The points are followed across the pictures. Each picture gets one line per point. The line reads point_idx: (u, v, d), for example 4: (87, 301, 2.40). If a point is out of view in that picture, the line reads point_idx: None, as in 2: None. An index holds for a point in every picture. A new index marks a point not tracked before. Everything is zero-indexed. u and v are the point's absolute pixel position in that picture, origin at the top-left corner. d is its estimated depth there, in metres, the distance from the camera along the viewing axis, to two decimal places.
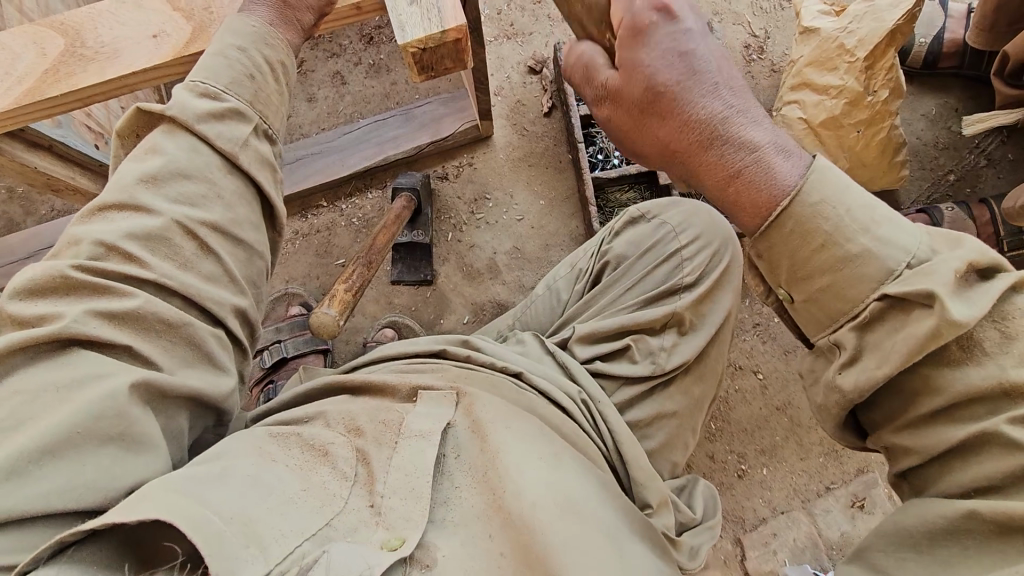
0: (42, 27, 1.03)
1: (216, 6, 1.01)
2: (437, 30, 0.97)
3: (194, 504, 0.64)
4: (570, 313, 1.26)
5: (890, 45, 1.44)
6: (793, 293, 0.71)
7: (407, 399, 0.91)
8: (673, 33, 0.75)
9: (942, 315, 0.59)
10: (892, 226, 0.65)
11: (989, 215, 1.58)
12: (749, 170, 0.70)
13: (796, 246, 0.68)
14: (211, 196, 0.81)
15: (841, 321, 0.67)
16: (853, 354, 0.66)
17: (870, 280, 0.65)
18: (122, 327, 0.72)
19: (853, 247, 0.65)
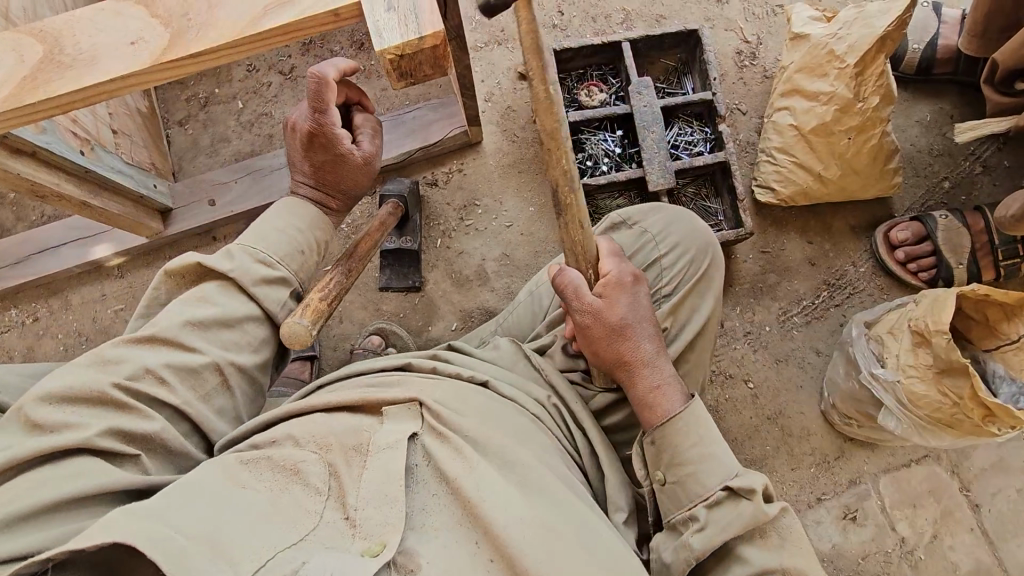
0: (21, 35, 1.03)
1: (193, 14, 1.01)
2: (414, 37, 0.97)
3: (162, 525, 0.66)
4: (552, 322, 1.25)
5: (879, 51, 1.42)
6: (665, 475, 0.92)
7: (373, 414, 0.87)
8: (637, 298, 1.00)
9: (756, 508, 0.84)
10: (719, 443, 0.91)
11: (983, 223, 1.56)
12: (660, 390, 0.95)
13: (668, 446, 0.92)
14: (242, 342, 0.98)
15: (697, 503, 0.88)
16: (700, 523, 0.86)
17: (711, 478, 0.89)
18: (135, 445, 0.86)
19: (697, 451, 0.91)
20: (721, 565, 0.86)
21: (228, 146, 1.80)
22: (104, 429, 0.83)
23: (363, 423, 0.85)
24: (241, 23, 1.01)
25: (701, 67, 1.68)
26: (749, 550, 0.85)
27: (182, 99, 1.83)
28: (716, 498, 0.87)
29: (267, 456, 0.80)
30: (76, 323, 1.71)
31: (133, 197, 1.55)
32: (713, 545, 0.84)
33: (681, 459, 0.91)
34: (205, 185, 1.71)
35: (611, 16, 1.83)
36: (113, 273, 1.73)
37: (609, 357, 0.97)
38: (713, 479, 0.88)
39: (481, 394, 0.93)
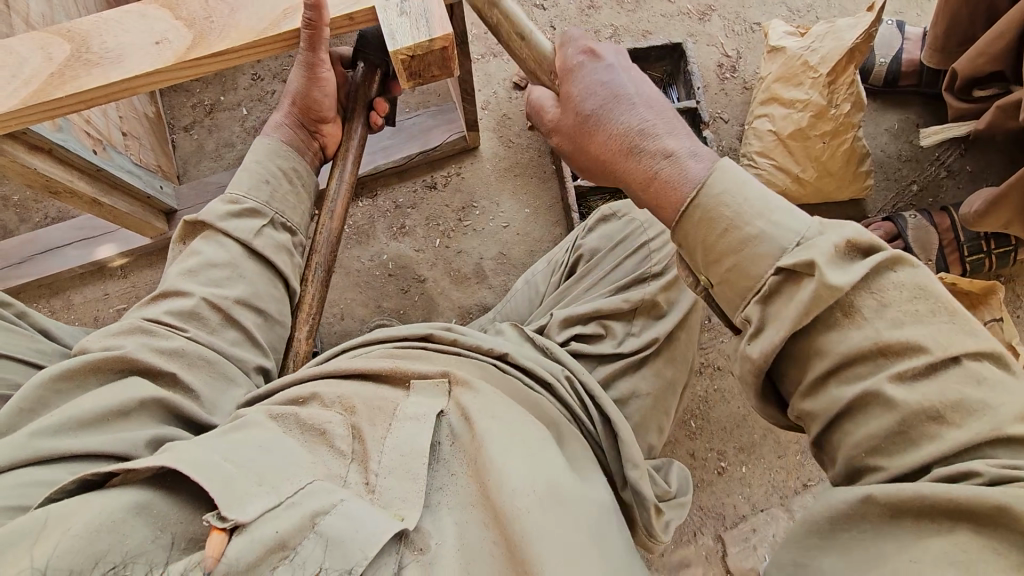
0: (49, 34, 1.08)
1: (216, 16, 1.08)
2: (425, 38, 1.04)
3: (208, 454, 0.74)
4: (548, 302, 1.30)
5: (849, 62, 1.53)
6: (710, 277, 0.71)
7: (401, 385, 0.93)
8: (598, 68, 0.83)
9: (822, 279, 0.62)
10: (783, 210, 0.67)
11: (949, 221, 1.67)
12: (662, 175, 0.74)
13: (706, 233, 0.70)
14: (234, 277, 1.01)
15: (750, 297, 0.67)
16: (758, 327, 0.67)
17: (766, 256, 0.66)
18: (171, 359, 0.91)
19: (750, 228, 0.67)
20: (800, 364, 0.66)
21: (232, 151, 1.86)
22: (137, 343, 0.90)
23: (388, 394, 0.91)
24: (261, 26, 1.08)
25: (685, 78, 1.79)
26: (831, 338, 0.63)
27: (187, 106, 1.88)
28: (770, 285, 0.65)
29: (295, 411, 0.87)
30: (78, 322, 1.73)
31: (141, 197, 1.59)
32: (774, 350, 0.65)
33: (715, 249, 0.69)
34: (205, 188, 1.75)
35: (601, 31, 1.94)
36: (116, 273, 1.76)
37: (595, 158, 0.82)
38: (787, 238, 0.66)
39: (496, 370, 0.98)
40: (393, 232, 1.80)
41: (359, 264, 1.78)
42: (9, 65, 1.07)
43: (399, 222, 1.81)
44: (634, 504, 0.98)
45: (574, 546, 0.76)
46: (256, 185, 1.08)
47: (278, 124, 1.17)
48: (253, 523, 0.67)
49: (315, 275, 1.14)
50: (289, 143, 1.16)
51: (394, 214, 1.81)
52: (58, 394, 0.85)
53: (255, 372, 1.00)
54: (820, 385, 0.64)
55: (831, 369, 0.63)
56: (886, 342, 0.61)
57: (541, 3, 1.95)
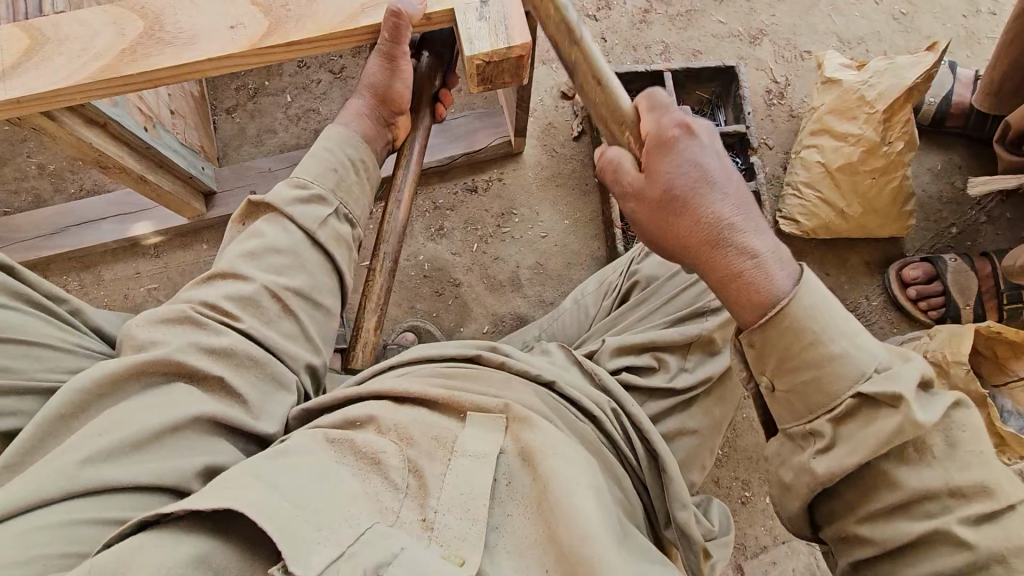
0: (123, 9, 1.07)
1: (293, 5, 1.07)
2: (503, 45, 1.04)
3: (264, 491, 0.71)
4: (598, 327, 1.30)
5: (907, 101, 1.53)
6: (774, 382, 0.73)
7: (455, 415, 0.89)
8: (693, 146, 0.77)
9: (909, 415, 0.65)
10: (855, 342, 0.70)
11: (989, 268, 1.68)
12: (746, 275, 0.72)
13: (778, 341, 0.70)
14: (296, 266, 0.99)
15: (820, 415, 0.70)
16: (828, 442, 0.70)
17: (845, 377, 0.69)
18: (219, 359, 0.88)
19: (832, 347, 0.69)
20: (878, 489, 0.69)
21: (274, 138, 1.84)
22: (181, 341, 0.87)
23: (443, 421, 0.88)
24: (338, 18, 1.06)
25: (735, 102, 1.79)
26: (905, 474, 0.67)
27: (231, 88, 1.86)
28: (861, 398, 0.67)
29: (350, 437, 0.85)
30: (107, 299, 1.71)
31: (183, 177, 1.57)
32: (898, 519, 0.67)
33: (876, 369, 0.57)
34: (247, 174, 1.73)
35: (651, 46, 1.94)
36: (149, 253, 1.74)
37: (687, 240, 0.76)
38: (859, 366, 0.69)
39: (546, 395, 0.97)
40: (431, 233, 1.78)
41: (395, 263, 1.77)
42: (79, 38, 1.05)
43: (438, 223, 1.79)
44: (681, 545, 0.95)
45: None
46: (323, 172, 1.06)
47: (355, 114, 1.15)
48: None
49: (383, 269, 1.12)
50: (364, 134, 1.14)
51: (433, 215, 1.80)
52: (104, 398, 0.81)
53: (308, 369, 0.98)
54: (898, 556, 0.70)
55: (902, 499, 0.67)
56: (955, 484, 0.66)
57: (593, 14, 1.94)
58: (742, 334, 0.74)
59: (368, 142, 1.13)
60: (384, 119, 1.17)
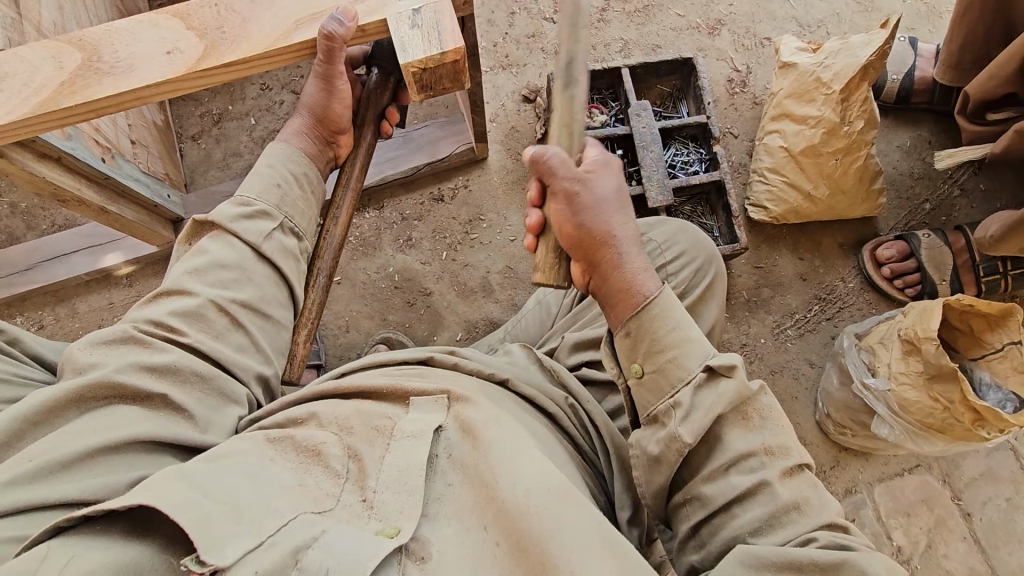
0: (60, 43, 1.08)
1: (228, 27, 1.08)
2: (436, 52, 1.04)
3: (183, 487, 0.70)
4: (559, 324, 1.29)
5: (863, 79, 1.51)
6: (644, 366, 0.87)
7: (400, 402, 0.90)
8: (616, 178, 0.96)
9: (741, 381, 0.84)
10: (695, 329, 0.88)
11: (964, 241, 1.67)
12: (638, 281, 0.89)
13: (655, 331, 0.87)
14: (242, 280, 0.99)
15: (674, 390, 0.85)
16: (687, 409, 0.83)
17: (695, 358, 0.86)
18: (163, 377, 0.88)
19: (683, 334, 0.87)
20: (713, 461, 0.84)
21: (240, 161, 1.86)
22: (123, 361, 0.86)
23: (388, 409, 0.89)
24: (272, 36, 1.07)
25: (695, 93, 1.78)
26: (733, 434, 0.84)
27: (196, 115, 1.88)
28: (699, 379, 0.84)
29: (290, 434, 0.85)
30: (82, 331, 1.72)
31: (148, 206, 1.59)
32: (702, 431, 0.82)
33: (662, 344, 0.86)
34: (214, 198, 1.74)
35: (610, 44, 1.94)
36: (122, 282, 1.75)
37: (597, 238, 0.89)
38: (692, 362, 0.85)
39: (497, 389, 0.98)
40: (400, 244, 1.79)
41: (365, 276, 1.77)
42: (19, 73, 1.06)
43: (406, 234, 1.79)
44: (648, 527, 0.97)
45: (590, 543, 0.72)
46: (265, 188, 1.06)
47: (295, 133, 1.15)
48: (233, 566, 0.65)
49: (318, 281, 1.14)
50: (306, 153, 1.14)
51: (401, 226, 1.80)
52: (50, 419, 0.82)
53: (256, 381, 0.98)
54: (713, 472, 0.83)
55: (732, 460, 0.83)
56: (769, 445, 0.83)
57: (551, 17, 1.95)
58: (626, 322, 0.88)
59: (310, 163, 1.14)
60: (325, 136, 1.18)
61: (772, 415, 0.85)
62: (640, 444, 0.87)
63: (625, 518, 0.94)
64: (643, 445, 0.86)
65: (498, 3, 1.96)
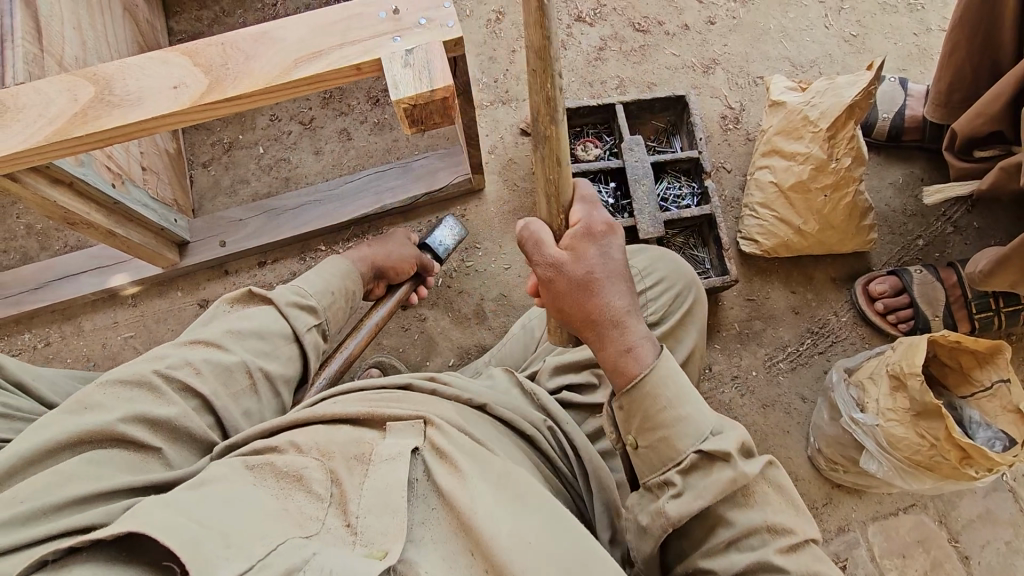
0: (76, 77, 1.15)
1: (232, 63, 1.15)
2: (426, 89, 1.10)
3: (173, 514, 0.74)
4: (542, 348, 1.32)
5: (849, 117, 1.55)
6: (638, 439, 0.91)
7: (377, 427, 0.92)
8: (614, 248, 0.98)
9: (738, 468, 0.84)
10: (697, 407, 0.89)
11: (955, 277, 1.67)
12: (630, 356, 0.93)
13: (648, 407, 0.90)
14: (274, 352, 1.13)
15: (670, 468, 0.88)
16: (679, 489, 0.86)
17: (690, 437, 0.87)
18: (163, 431, 0.96)
19: (679, 412, 0.89)
20: (706, 531, 0.87)
21: (247, 188, 1.93)
22: (134, 407, 0.95)
23: (365, 434, 0.90)
24: (273, 73, 1.14)
25: (688, 128, 1.83)
26: (735, 512, 0.85)
27: (207, 144, 1.96)
28: (690, 461, 0.86)
29: (270, 460, 0.87)
30: (87, 349, 1.77)
31: (154, 229, 1.65)
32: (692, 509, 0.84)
33: (658, 421, 0.89)
34: (220, 223, 1.81)
35: (607, 81, 2.01)
36: (127, 302, 1.81)
37: (584, 315, 0.95)
38: (697, 425, 0.88)
39: (475, 414, 1.00)
40: None
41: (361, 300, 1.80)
42: (36, 105, 1.14)
43: None
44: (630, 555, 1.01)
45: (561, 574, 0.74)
46: None
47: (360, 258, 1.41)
48: None
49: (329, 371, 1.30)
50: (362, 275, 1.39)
51: None
52: (49, 457, 0.88)
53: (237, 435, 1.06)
54: (713, 547, 0.86)
55: (732, 536, 0.85)
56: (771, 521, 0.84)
57: None
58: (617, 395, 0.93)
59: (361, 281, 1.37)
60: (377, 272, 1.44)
61: (772, 494, 0.86)
62: (631, 512, 0.91)
63: (606, 539, 0.96)
64: (636, 513, 0.90)
65: (500, 42, 2.04)
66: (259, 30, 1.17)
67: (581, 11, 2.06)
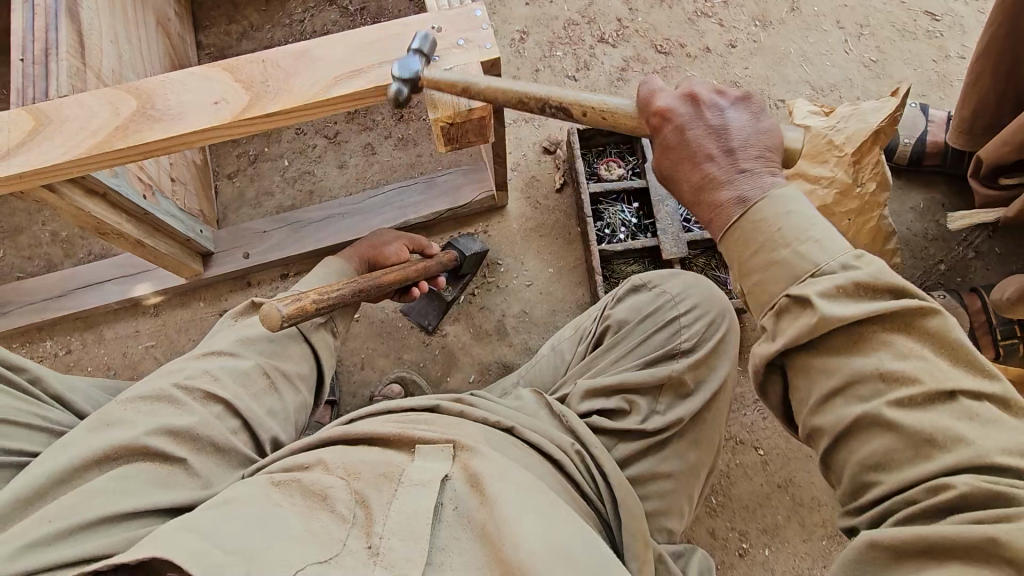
0: (118, 91, 1.17)
1: (272, 80, 1.16)
2: (464, 108, 1.12)
3: (194, 540, 0.74)
4: (573, 370, 1.32)
5: (874, 142, 1.55)
6: (740, 286, 0.82)
7: (407, 452, 0.92)
8: (720, 113, 0.87)
9: (823, 313, 0.71)
10: (814, 242, 0.75)
11: (980, 303, 1.66)
12: (726, 206, 0.82)
13: (740, 249, 0.80)
14: (283, 354, 1.15)
15: (764, 311, 0.78)
16: (771, 334, 0.77)
17: (787, 278, 0.76)
18: (184, 442, 0.95)
19: (780, 253, 0.77)
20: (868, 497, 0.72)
21: (271, 200, 1.95)
22: (155, 421, 0.95)
23: (395, 458, 0.91)
24: (313, 90, 1.15)
25: None
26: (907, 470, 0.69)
27: (232, 156, 1.98)
28: (779, 305, 0.76)
29: (297, 478, 0.88)
30: (108, 357, 1.77)
31: (180, 239, 1.66)
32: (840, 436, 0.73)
33: (749, 266, 0.79)
34: (244, 236, 1.82)
35: (629, 101, 2.03)
36: (149, 311, 1.81)
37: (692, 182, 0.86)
38: (826, 258, 0.75)
39: (503, 437, 1.00)
40: None
41: (382, 314, 1.80)
42: (78, 117, 1.15)
43: None
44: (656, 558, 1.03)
45: None
46: None
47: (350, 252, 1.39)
48: None
49: (332, 294, 1.16)
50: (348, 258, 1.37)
51: None
52: (75, 476, 0.87)
53: (270, 445, 1.06)
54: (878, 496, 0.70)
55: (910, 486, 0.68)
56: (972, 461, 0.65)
57: (573, 74, 2.05)
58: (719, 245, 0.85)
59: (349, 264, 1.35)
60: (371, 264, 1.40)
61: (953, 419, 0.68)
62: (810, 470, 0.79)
63: (634, 568, 0.95)
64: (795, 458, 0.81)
65: (523, 61, 2.06)
66: (300, 48, 1.19)
67: (603, 32, 2.09)
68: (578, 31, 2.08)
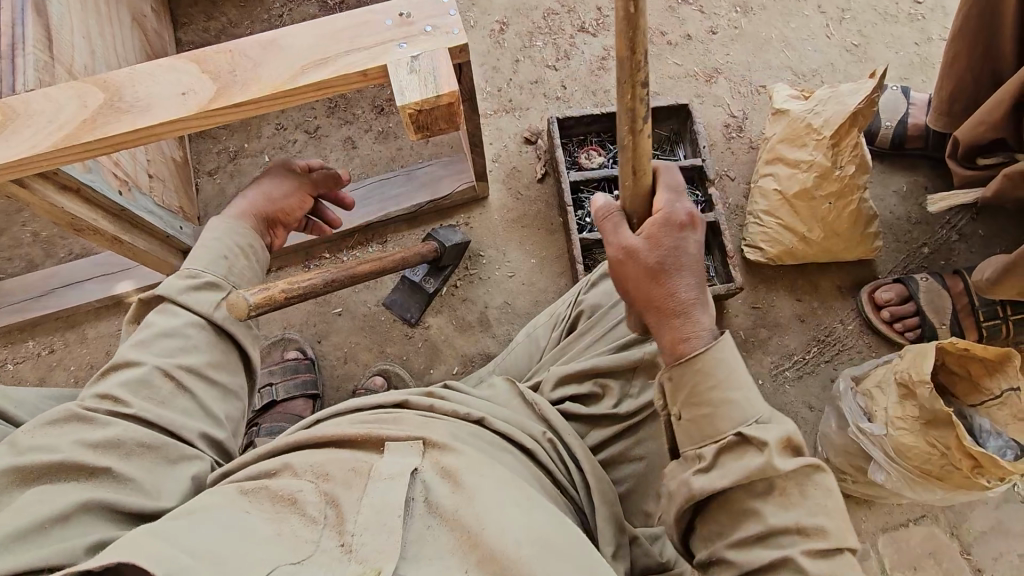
0: (85, 84, 1.16)
1: (239, 71, 1.16)
2: (432, 95, 1.11)
3: (155, 544, 0.72)
4: (547, 357, 1.32)
5: (852, 124, 1.54)
6: (682, 412, 0.87)
7: (375, 448, 0.91)
8: (690, 236, 0.95)
9: (769, 460, 0.79)
10: (744, 393, 0.85)
11: (962, 285, 1.65)
12: (682, 331, 0.90)
13: (691, 381, 0.86)
14: (189, 347, 1.03)
15: (703, 442, 0.85)
16: (706, 465, 0.83)
17: (732, 419, 0.83)
18: (107, 453, 0.90)
19: (723, 393, 0.85)
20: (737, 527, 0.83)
21: None
22: (68, 440, 0.89)
23: (364, 454, 0.90)
24: (280, 79, 1.15)
25: (691, 137, 1.83)
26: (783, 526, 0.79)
27: (213, 152, 1.97)
28: (727, 442, 0.82)
29: (264, 485, 0.87)
30: (91, 356, 1.77)
31: (161, 237, 1.66)
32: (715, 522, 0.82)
33: (698, 398, 0.86)
34: None
35: (610, 91, 2.02)
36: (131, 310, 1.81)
37: (653, 300, 0.92)
38: (751, 409, 0.84)
39: (475, 431, 0.99)
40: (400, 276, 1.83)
41: (365, 308, 1.80)
42: (46, 110, 1.15)
43: None
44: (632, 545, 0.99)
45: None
46: None
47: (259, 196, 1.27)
48: None
49: (303, 287, 1.17)
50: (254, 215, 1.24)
51: None
52: None
53: (206, 441, 1.00)
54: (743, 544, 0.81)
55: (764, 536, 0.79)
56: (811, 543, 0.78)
57: (553, 64, 2.04)
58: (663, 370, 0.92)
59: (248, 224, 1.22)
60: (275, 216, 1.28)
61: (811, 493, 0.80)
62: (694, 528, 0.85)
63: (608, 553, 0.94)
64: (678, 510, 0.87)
65: (504, 52, 2.05)
66: (268, 38, 1.18)
67: (584, 22, 2.08)
68: (557, 22, 2.08)
